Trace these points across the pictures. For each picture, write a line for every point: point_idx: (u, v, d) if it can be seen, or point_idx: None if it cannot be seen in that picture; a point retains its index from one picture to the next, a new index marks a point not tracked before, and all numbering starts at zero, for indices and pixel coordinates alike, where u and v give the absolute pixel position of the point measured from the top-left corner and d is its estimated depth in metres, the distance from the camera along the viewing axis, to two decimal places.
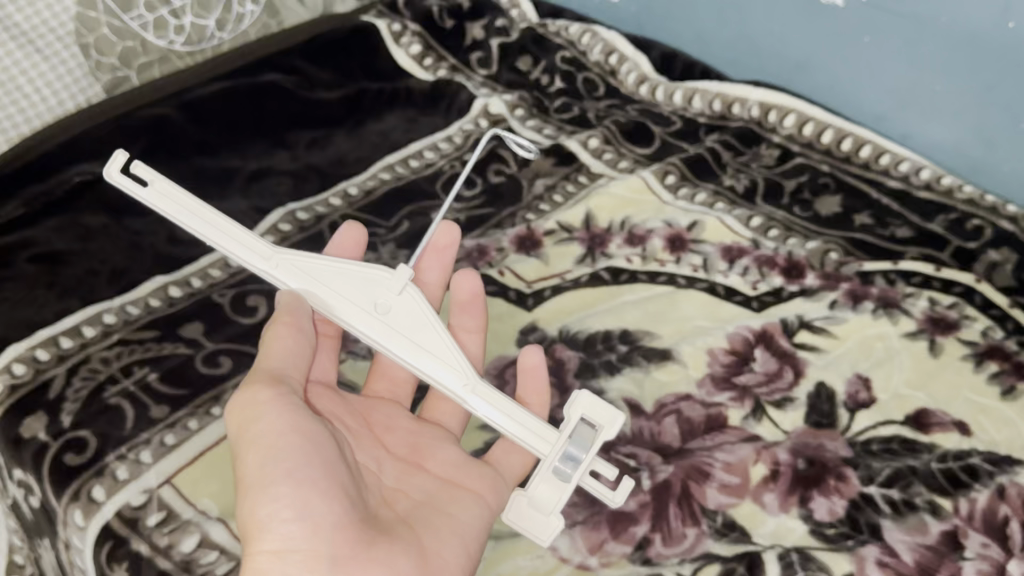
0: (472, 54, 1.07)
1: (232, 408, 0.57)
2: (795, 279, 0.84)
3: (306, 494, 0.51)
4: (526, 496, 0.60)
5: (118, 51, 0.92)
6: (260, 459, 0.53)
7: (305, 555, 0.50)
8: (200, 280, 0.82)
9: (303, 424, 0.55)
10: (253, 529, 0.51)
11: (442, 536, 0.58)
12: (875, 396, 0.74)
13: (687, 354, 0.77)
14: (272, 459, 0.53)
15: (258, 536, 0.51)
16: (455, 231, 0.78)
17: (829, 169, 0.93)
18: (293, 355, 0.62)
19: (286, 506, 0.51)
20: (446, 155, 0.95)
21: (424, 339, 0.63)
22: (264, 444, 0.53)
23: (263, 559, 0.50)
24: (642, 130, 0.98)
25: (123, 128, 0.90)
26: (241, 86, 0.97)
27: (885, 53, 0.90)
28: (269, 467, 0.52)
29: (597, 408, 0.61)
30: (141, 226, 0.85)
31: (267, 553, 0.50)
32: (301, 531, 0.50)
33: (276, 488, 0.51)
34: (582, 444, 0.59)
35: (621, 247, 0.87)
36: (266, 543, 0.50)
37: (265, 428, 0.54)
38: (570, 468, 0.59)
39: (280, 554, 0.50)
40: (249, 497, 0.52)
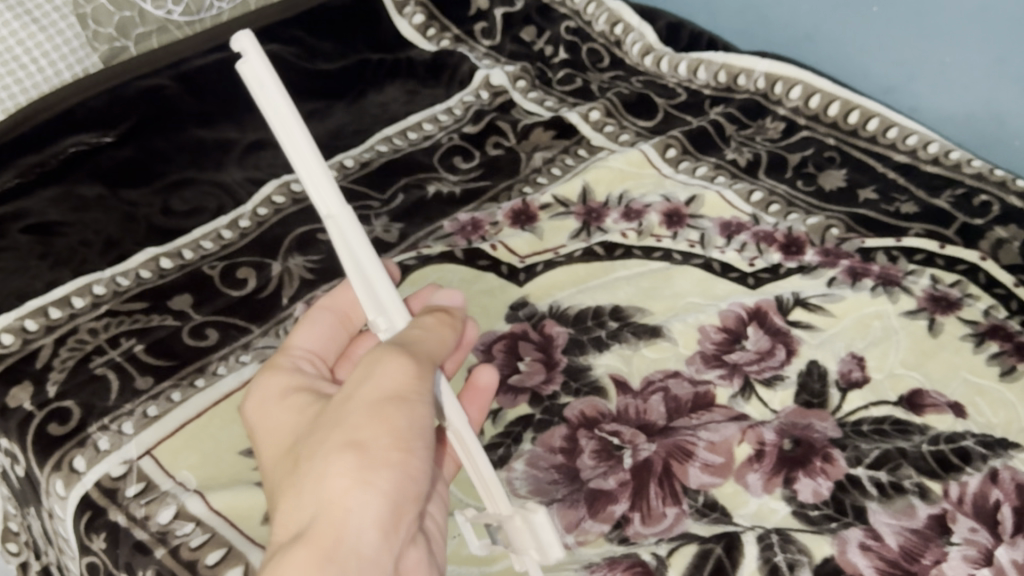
0: (475, 24, 1.06)
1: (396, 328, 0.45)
2: (794, 255, 0.82)
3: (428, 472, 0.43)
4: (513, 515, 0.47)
5: (115, 21, 0.90)
6: (414, 405, 0.42)
7: (399, 522, 0.41)
8: (191, 252, 0.82)
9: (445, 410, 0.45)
10: (371, 470, 0.40)
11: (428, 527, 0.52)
12: (869, 376, 0.73)
13: (678, 331, 0.76)
14: (422, 416, 0.42)
15: (374, 476, 0.40)
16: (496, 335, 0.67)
17: (834, 142, 0.90)
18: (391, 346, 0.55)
19: (413, 472, 0.42)
20: (446, 127, 0.94)
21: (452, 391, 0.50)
22: (419, 393, 0.43)
23: (360, 491, 0.40)
24: (644, 102, 0.96)
25: (118, 98, 0.88)
26: (237, 57, 0.95)
27: (892, 20, 0.88)
28: (415, 421, 0.42)
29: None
30: (137, 197, 0.86)
31: (372, 495, 0.40)
32: (407, 496, 0.42)
33: (417, 450, 0.42)
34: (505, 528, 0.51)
35: (617, 222, 0.85)
36: (375, 488, 0.40)
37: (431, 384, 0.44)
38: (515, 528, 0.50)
39: (383, 504, 0.40)
40: (387, 439, 0.41)
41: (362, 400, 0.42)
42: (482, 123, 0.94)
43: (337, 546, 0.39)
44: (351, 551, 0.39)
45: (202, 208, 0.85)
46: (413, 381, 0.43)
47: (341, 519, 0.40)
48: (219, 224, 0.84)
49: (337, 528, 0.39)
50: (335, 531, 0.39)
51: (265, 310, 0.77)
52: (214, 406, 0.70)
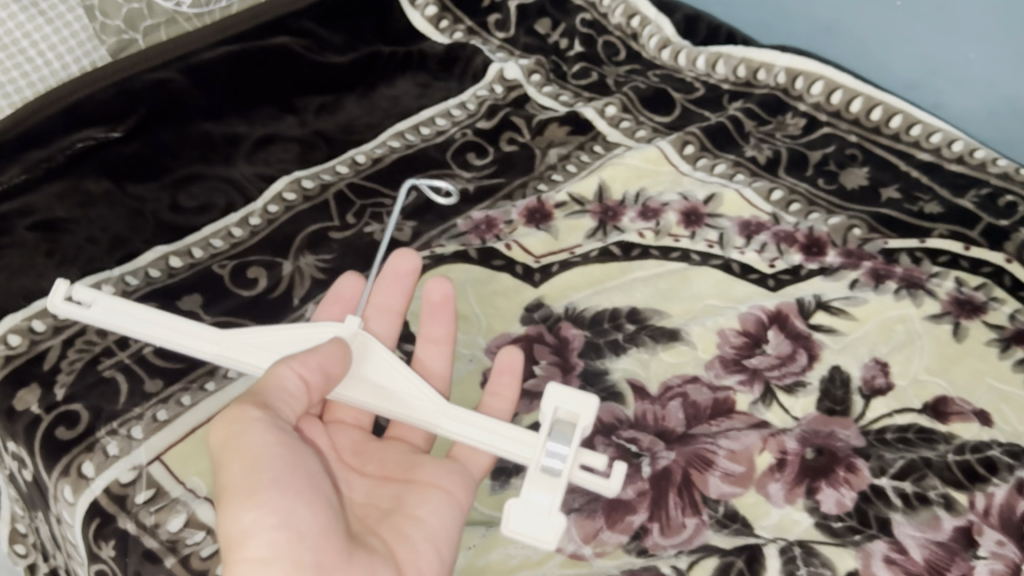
0: (489, 16, 1.02)
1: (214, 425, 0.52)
2: (815, 256, 0.80)
3: (289, 502, 0.48)
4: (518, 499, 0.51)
5: (123, 13, 0.88)
6: (239, 465, 0.48)
7: (289, 562, 0.46)
8: (201, 251, 0.80)
9: (290, 441, 0.51)
10: (235, 537, 0.46)
11: (416, 546, 0.56)
12: (892, 382, 0.71)
13: (696, 335, 0.74)
14: (252, 468, 0.48)
15: (240, 545, 0.46)
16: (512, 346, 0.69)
17: (856, 139, 0.88)
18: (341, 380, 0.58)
19: (270, 512, 0.47)
20: (459, 122, 0.92)
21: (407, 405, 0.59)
22: (240, 451, 0.49)
23: (247, 563, 0.46)
24: (661, 97, 0.94)
25: (126, 91, 0.87)
26: (248, 49, 0.93)
27: (915, 15, 0.85)
28: (248, 469, 0.48)
29: (569, 395, 0.54)
30: (144, 193, 0.83)
31: (250, 560, 0.46)
32: (288, 533, 0.47)
33: (266, 492, 0.47)
34: (563, 439, 0.53)
35: (634, 221, 0.84)
36: (248, 552, 0.46)
37: (250, 437, 0.50)
38: (559, 463, 0.52)
39: (257, 559, 0.46)
40: (232, 503, 0.47)
41: (217, 482, 0.49)
42: (496, 119, 0.92)
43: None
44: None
45: (211, 205, 0.84)
46: (237, 437, 0.50)
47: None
48: (228, 222, 0.83)
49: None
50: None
51: (275, 312, 0.75)
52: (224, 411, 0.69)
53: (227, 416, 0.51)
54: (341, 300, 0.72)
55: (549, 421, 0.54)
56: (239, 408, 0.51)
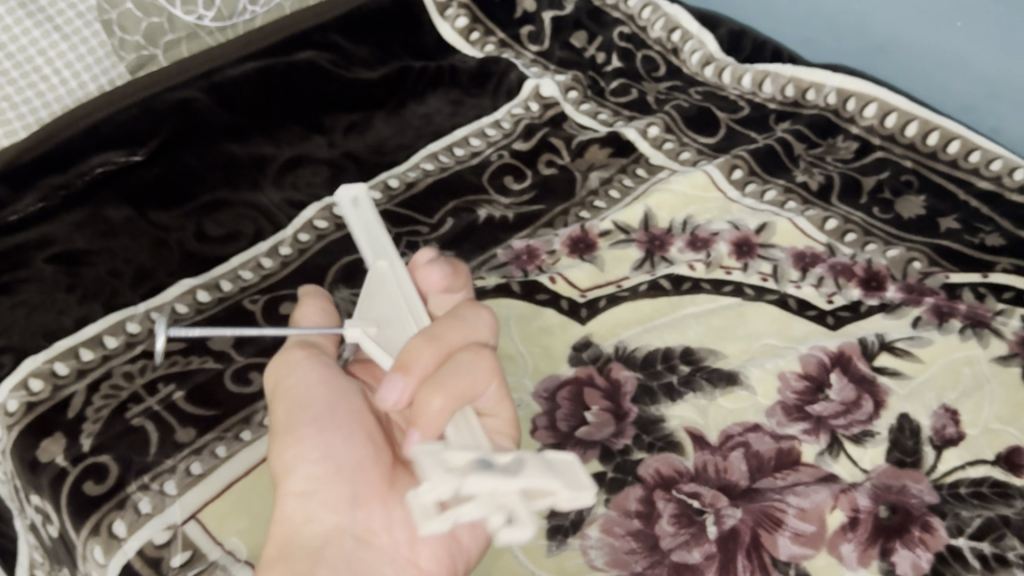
0: (522, 28, 0.98)
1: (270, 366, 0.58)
2: (875, 291, 0.76)
3: (327, 437, 0.52)
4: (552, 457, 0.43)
5: (143, 28, 0.84)
6: (283, 406, 0.54)
7: (326, 494, 0.51)
8: (230, 284, 0.76)
9: (335, 378, 0.55)
10: (279, 471, 0.52)
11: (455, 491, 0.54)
12: (963, 432, 0.68)
13: (756, 378, 0.71)
14: (296, 408, 0.53)
15: (283, 478, 0.51)
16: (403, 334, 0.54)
17: (911, 165, 0.84)
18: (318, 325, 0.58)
19: (311, 447, 0.51)
20: (494, 143, 0.88)
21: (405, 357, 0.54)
22: (287, 384, 0.55)
23: (291, 500, 0.51)
24: (705, 116, 0.90)
25: (149, 112, 0.83)
26: (274, 65, 0.88)
27: (981, 36, 0.81)
28: (292, 410, 0.53)
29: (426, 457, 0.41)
30: (168, 221, 0.79)
31: (293, 492, 0.51)
32: (329, 467, 0.51)
33: (303, 435, 0.52)
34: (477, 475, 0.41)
35: (683, 252, 0.80)
36: (292, 484, 0.51)
37: (297, 380, 0.55)
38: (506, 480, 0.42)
39: (302, 496, 0.51)
40: (278, 437, 0.52)
41: (270, 420, 0.54)
42: (533, 140, 0.88)
43: (282, 551, 0.49)
44: (299, 547, 0.49)
45: (238, 233, 0.80)
46: (286, 376, 0.55)
47: (281, 534, 0.50)
48: (257, 252, 0.78)
49: (280, 541, 0.49)
50: (279, 545, 0.49)
51: None
52: (262, 463, 0.65)
53: (279, 358, 0.57)
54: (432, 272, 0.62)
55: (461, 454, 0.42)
56: (290, 350, 0.57)
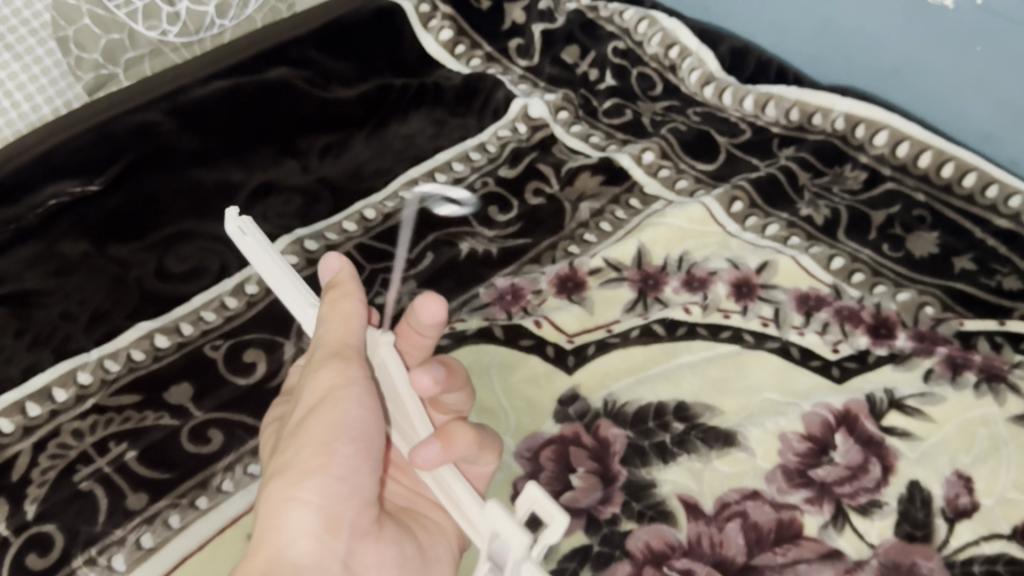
0: (510, 41, 0.92)
1: (317, 338, 0.46)
2: (884, 339, 0.71)
3: (360, 465, 0.44)
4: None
5: (101, 45, 0.78)
6: (326, 407, 0.44)
7: (330, 518, 0.43)
8: (191, 326, 0.70)
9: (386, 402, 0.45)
10: (296, 486, 0.43)
11: (433, 539, 0.53)
12: (978, 501, 0.62)
13: (756, 439, 0.66)
14: (340, 418, 0.43)
15: (298, 494, 0.42)
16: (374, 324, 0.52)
17: (924, 198, 0.79)
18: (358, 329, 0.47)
19: (339, 467, 0.43)
20: (478, 168, 0.83)
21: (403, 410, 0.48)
22: (344, 378, 0.44)
23: (292, 506, 0.42)
24: (704, 141, 0.85)
25: (105, 137, 0.76)
26: (246, 89, 0.82)
27: (1002, 63, 0.74)
28: (336, 425, 0.43)
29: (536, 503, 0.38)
30: (128, 255, 0.74)
31: (296, 504, 0.42)
32: (342, 494, 0.44)
33: (338, 449, 0.43)
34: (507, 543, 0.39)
35: (678, 292, 0.75)
36: (299, 492, 0.42)
37: (343, 383, 0.44)
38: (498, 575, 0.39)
39: (310, 514, 0.42)
40: (310, 457, 0.43)
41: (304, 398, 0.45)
42: (520, 167, 0.83)
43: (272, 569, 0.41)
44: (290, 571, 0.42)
45: (202, 269, 0.74)
46: (334, 391, 0.44)
47: (273, 549, 0.42)
48: (222, 290, 0.73)
49: (270, 559, 0.41)
50: (268, 564, 0.41)
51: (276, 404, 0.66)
52: (218, 535, 0.59)
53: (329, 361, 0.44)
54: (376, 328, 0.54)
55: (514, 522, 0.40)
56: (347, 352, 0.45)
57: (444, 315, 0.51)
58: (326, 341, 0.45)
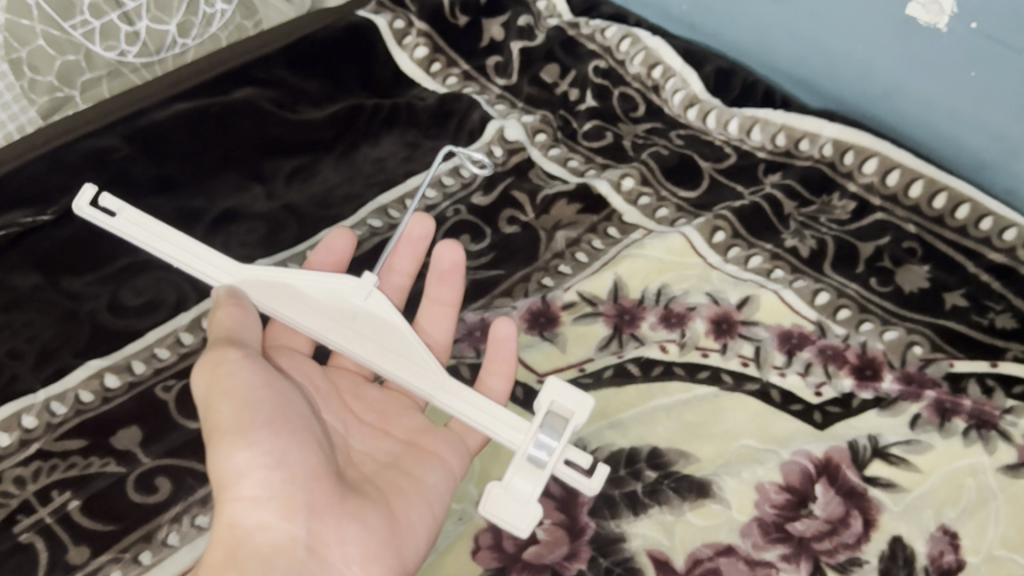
0: (488, 59, 0.89)
1: (195, 373, 0.54)
2: (869, 382, 0.68)
3: (283, 443, 0.50)
4: (502, 484, 0.54)
5: (56, 68, 0.75)
6: (228, 403, 0.51)
7: (279, 502, 0.49)
8: (143, 365, 0.68)
9: (275, 383, 0.54)
10: (227, 477, 0.49)
11: (411, 500, 0.56)
12: (963, 560, 0.59)
13: (731, 490, 0.62)
14: (248, 406, 0.51)
15: (234, 483, 0.49)
16: (457, 251, 0.69)
17: (915, 230, 0.75)
18: (247, 327, 0.58)
19: (264, 453, 0.49)
20: (451, 195, 0.80)
21: (389, 339, 0.60)
22: (226, 377, 0.52)
23: (241, 504, 0.49)
24: (686, 166, 0.81)
25: (61, 164, 0.74)
26: (207, 112, 0.79)
27: (1000, 89, 0.71)
28: (240, 411, 0.51)
29: (567, 394, 0.56)
30: (81, 287, 0.71)
31: (244, 499, 0.49)
32: (280, 478, 0.49)
33: (253, 434, 0.50)
34: (553, 431, 0.55)
35: (655, 329, 0.71)
36: (242, 490, 0.49)
37: (235, 378, 0.52)
38: (546, 455, 0.54)
39: (254, 506, 0.49)
40: (225, 442, 0.50)
41: (208, 420, 0.51)
42: (494, 194, 0.80)
43: (232, 554, 0.48)
44: (250, 552, 0.48)
45: (159, 302, 0.71)
46: (224, 379, 0.52)
47: (230, 536, 0.48)
48: (177, 324, 0.70)
49: (229, 543, 0.48)
50: (228, 548, 0.48)
51: None
52: None
53: (208, 360, 0.54)
54: (325, 248, 0.69)
55: (544, 410, 0.56)
56: (221, 347, 0.54)
57: (461, 256, 0.70)
58: (216, 338, 0.56)
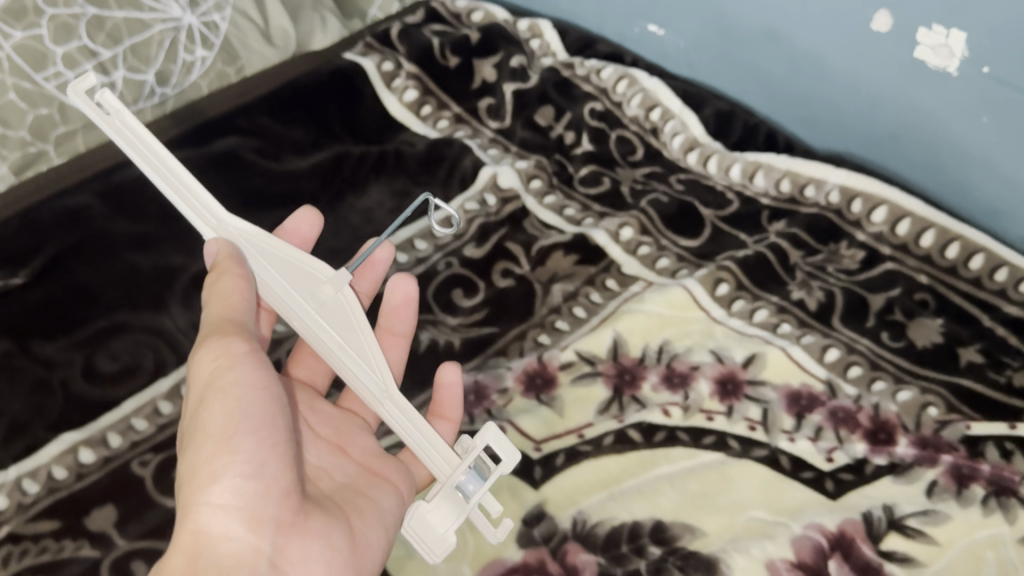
0: (481, 100, 0.87)
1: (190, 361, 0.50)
2: (883, 446, 0.64)
3: (267, 453, 0.46)
4: (420, 507, 0.50)
5: (29, 122, 0.72)
6: (222, 403, 0.46)
7: (249, 514, 0.44)
8: (119, 437, 0.64)
9: (274, 386, 0.49)
10: (201, 478, 0.44)
11: (368, 521, 0.51)
12: None
13: (741, 568, 0.57)
14: (240, 409, 0.46)
15: (205, 486, 0.44)
16: (411, 284, 0.64)
17: (927, 280, 0.72)
18: (249, 308, 0.52)
19: (245, 462, 0.45)
20: (442, 246, 0.77)
21: (352, 337, 0.53)
22: (227, 373, 0.48)
23: (207, 508, 0.44)
24: (687, 213, 0.78)
25: (32, 227, 0.72)
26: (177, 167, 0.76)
27: (1013, 134, 0.68)
28: (230, 412, 0.46)
29: (504, 441, 0.51)
30: (55, 354, 0.67)
31: (213, 505, 0.44)
32: (255, 489, 0.45)
33: (239, 441, 0.45)
34: (479, 475, 0.51)
35: (658, 390, 0.68)
36: (213, 496, 0.44)
37: (233, 374, 0.48)
38: (468, 491, 0.50)
39: (225, 515, 0.44)
40: (207, 444, 0.45)
41: (194, 416, 0.47)
42: (488, 246, 0.76)
43: (192, 563, 0.42)
44: (211, 563, 0.43)
45: (136, 368, 0.67)
46: (221, 373, 0.48)
47: (192, 541, 0.43)
48: (155, 392, 0.66)
49: (190, 550, 0.43)
50: (188, 557, 0.43)
51: None
52: None
53: (211, 346, 0.49)
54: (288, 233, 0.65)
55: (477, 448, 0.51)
56: (224, 334, 0.50)
57: (416, 292, 0.64)
58: (210, 320, 0.51)
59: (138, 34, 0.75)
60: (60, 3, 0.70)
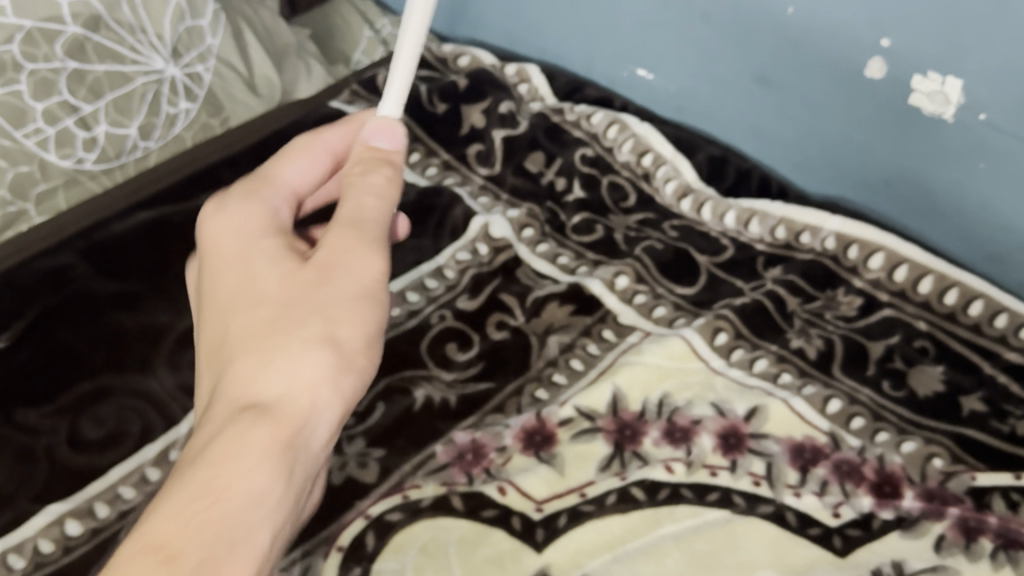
0: (470, 146, 0.85)
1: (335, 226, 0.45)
2: (888, 500, 0.63)
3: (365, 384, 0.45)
4: None
5: (9, 180, 0.70)
6: (372, 316, 0.43)
7: (334, 422, 0.42)
8: (108, 508, 0.61)
9: None
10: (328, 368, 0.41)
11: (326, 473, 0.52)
12: None
13: None
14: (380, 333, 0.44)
15: (326, 377, 0.41)
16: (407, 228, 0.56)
17: (926, 327, 0.72)
18: None
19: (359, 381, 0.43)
20: (435, 299, 0.75)
21: None
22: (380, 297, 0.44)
23: (323, 394, 0.41)
24: (681, 262, 0.78)
25: (11, 286, 0.70)
26: (166, 225, 0.75)
27: (1010, 181, 0.68)
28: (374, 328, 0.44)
29: None
30: (38, 421, 0.64)
31: (322, 394, 0.41)
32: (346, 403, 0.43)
33: (370, 356, 0.43)
34: None
35: (659, 445, 0.66)
36: (324, 388, 0.41)
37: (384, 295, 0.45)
38: None
39: (331, 412, 0.42)
40: (347, 342, 0.42)
41: (332, 292, 0.43)
42: (481, 298, 0.75)
43: (293, 437, 0.39)
44: (300, 442, 0.40)
45: (122, 434, 0.65)
46: (377, 284, 0.44)
47: (300, 420, 0.40)
48: (143, 458, 0.64)
49: (294, 430, 0.39)
50: (293, 435, 0.39)
51: None
52: None
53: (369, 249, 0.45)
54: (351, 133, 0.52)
55: None
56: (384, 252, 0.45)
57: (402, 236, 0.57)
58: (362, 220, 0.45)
59: (119, 87, 0.74)
60: (40, 59, 0.68)
